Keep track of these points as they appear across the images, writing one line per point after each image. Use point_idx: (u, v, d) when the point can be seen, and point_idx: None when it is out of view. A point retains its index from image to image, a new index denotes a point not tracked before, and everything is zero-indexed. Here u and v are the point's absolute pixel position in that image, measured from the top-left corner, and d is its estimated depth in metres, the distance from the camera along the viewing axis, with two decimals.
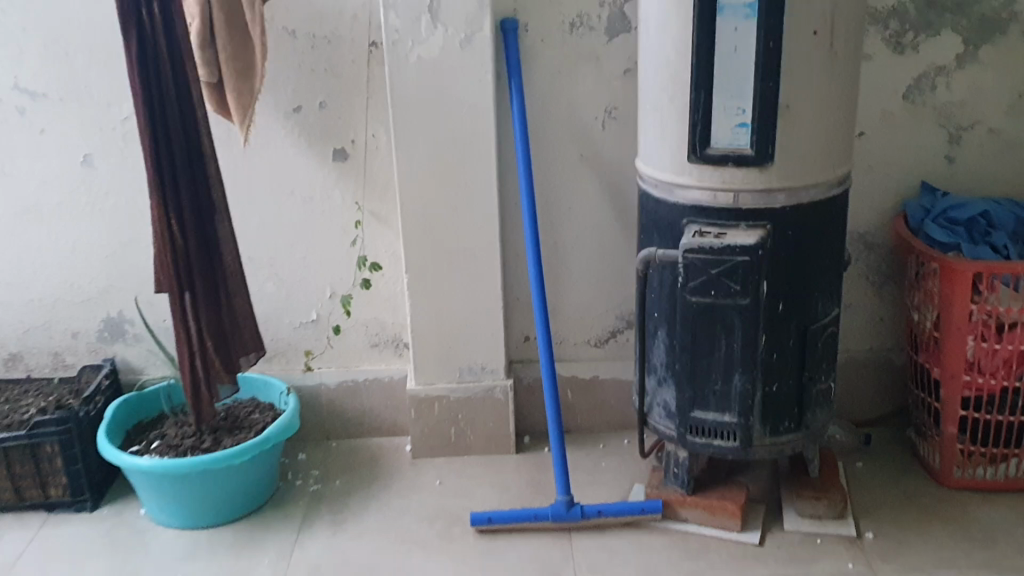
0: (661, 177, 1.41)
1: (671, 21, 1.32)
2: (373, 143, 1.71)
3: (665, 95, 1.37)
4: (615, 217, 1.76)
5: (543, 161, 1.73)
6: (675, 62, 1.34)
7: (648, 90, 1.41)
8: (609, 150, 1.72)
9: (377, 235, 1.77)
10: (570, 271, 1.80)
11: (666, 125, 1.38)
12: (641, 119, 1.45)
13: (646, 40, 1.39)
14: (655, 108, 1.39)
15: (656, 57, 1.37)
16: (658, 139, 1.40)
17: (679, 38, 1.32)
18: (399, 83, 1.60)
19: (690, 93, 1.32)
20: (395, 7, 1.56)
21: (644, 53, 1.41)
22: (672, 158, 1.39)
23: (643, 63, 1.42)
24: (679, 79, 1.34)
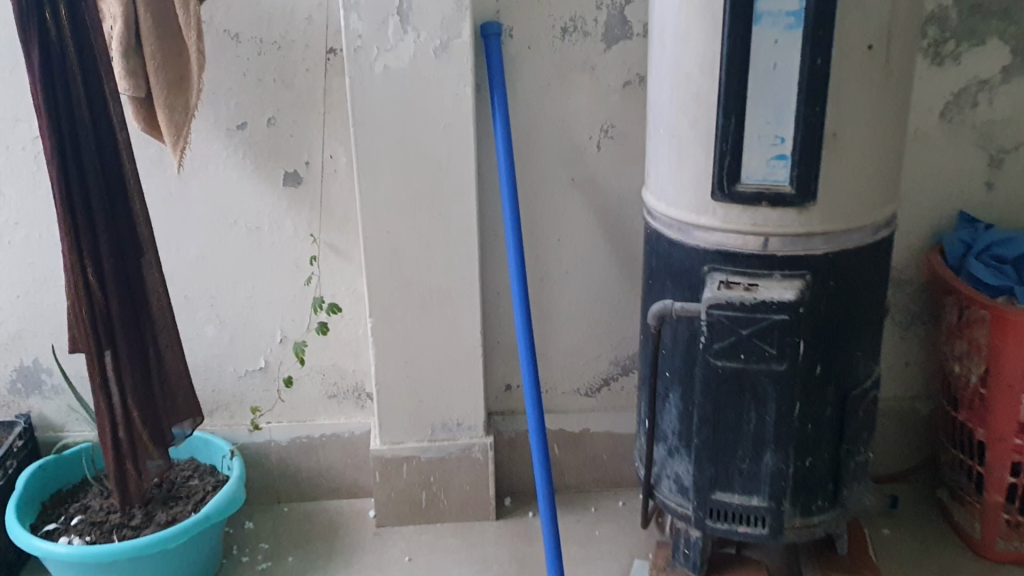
0: (678, 215, 1.19)
1: (693, 31, 1.10)
2: (331, 164, 1.47)
3: (684, 119, 1.14)
4: (610, 250, 1.54)
5: (528, 187, 1.50)
6: (697, 80, 1.11)
7: (661, 112, 1.18)
8: (604, 174, 1.49)
9: (336, 271, 1.53)
10: (559, 312, 1.57)
11: (684, 155, 1.16)
12: (651, 146, 1.23)
13: (659, 53, 1.17)
14: (671, 135, 1.17)
15: (673, 74, 1.14)
16: (673, 171, 1.18)
17: (704, 52, 1.09)
18: (361, 98, 1.36)
19: (717, 119, 1.10)
20: (358, 10, 1.31)
21: (655, 68, 1.18)
22: (691, 195, 1.17)
23: (655, 80, 1.19)
24: (702, 101, 1.11)
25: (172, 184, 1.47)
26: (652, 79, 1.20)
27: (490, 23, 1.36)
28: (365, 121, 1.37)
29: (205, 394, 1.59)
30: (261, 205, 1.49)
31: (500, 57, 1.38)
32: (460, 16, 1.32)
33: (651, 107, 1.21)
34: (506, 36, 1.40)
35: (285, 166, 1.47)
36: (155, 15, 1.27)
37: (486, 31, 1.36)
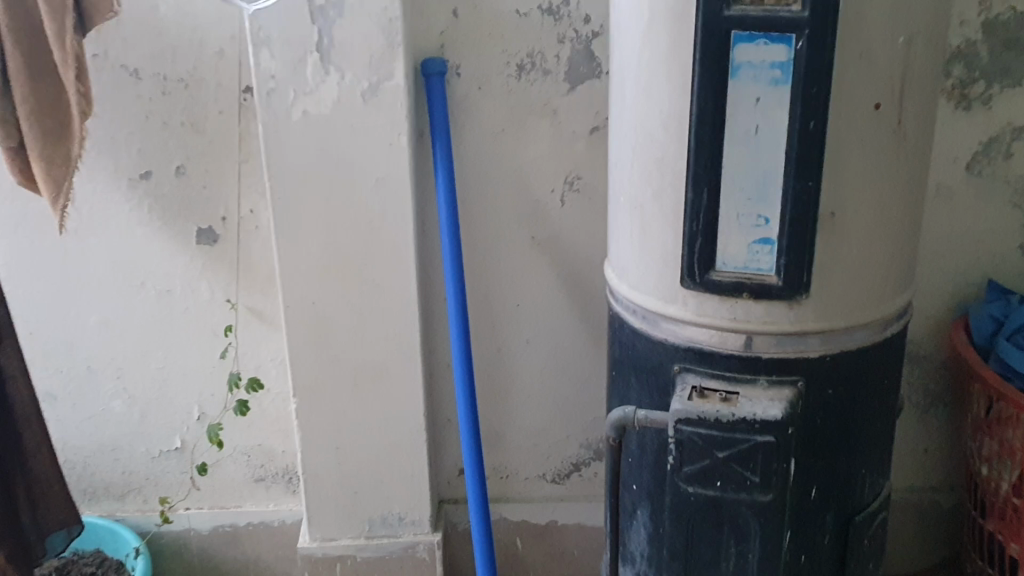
0: (642, 302, 0.97)
1: (659, 83, 0.89)
2: (251, 221, 1.26)
3: (649, 189, 0.93)
4: (578, 320, 1.32)
5: (482, 247, 1.29)
6: (664, 143, 0.90)
7: (623, 177, 0.97)
8: (569, 233, 1.28)
9: (260, 341, 1.32)
10: (519, 388, 1.36)
11: (649, 232, 0.94)
12: (613, 216, 1.02)
13: (621, 108, 0.96)
14: (634, 206, 0.95)
15: (636, 133, 0.93)
16: (637, 250, 0.97)
17: (671, 109, 0.89)
18: (277, 147, 1.15)
19: (686, 192, 0.89)
20: (270, 45, 1.11)
21: (617, 127, 0.97)
22: (658, 280, 0.95)
23: (616, 139, 0.98)
24: (671, 168, 0.90)
25: (67, 242, 1.27)
26: (614, 138, 0.99)
27: (432, 61, 1.17)
28: (283, 174, 1.16)
29: (115, 476, 1.39)
30: (170, 265, 1.28)
31: (445, 99, 1.18)
32: (392, 54, 1.11)
33: (613, 169, 1.00)
34: (453, 74, 1.21)
35: (197, 222, 1.26)
36: (26, 51, 1.07)
37: (427, 70, 1.16)
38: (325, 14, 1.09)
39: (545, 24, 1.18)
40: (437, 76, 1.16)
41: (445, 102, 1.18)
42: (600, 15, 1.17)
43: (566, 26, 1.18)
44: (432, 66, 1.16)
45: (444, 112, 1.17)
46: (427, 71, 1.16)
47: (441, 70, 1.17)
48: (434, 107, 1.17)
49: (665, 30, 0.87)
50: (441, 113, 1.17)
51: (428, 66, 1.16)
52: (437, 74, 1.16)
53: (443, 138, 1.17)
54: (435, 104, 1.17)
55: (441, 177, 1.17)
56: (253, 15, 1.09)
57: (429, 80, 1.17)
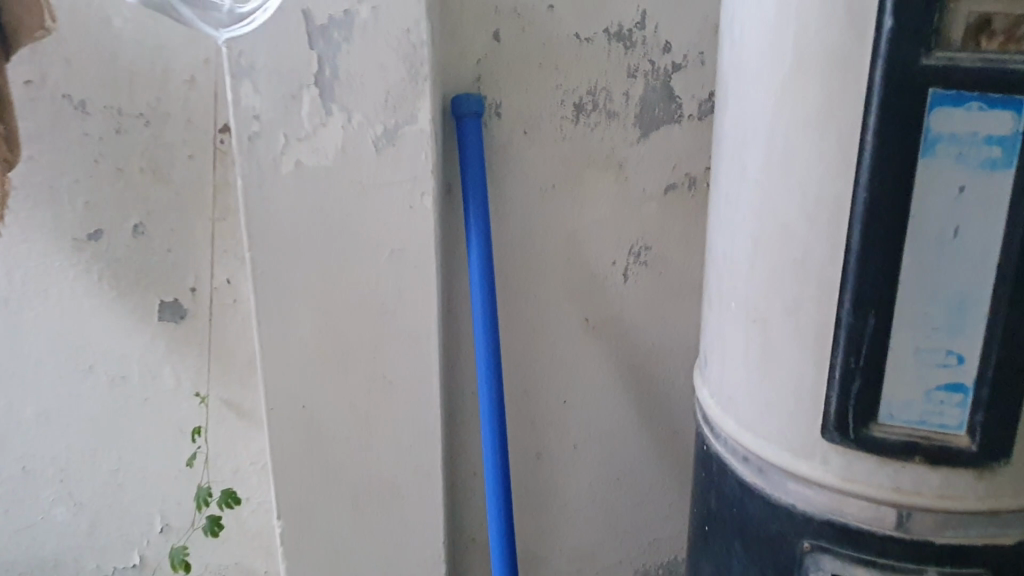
0: (754, 448, 0.70)
1: (804, 155, 0.62)
2: (227, 293, 0.99)
3: (779, 300, 0.66)
4: (638, 421, 1.06)
5: (521, 331, 1.01)
6: (807, 240, 0.63)
7: (735, 277, 0.70)
8: (632, 316, 1.01)
9: (236, 442, 1.05)
10: (561, 500, 1.09)
11: (775, 358, 0.67)
12: (712, 323, 0.75)
13: (736, 182, 0.69)
14: (752, 320, 0.69)
15: (760, 221, 0.66)
16: (754, 380, 0.70)
17: (815, 195, 0.62)
18: (261, 210, 0.87)
19: (837, 314, 0.62)
20: (253, 76, 0.83)
21: (728, 206, 0.71)
22: (785, 424, 0.68)
23: (724, 223, 0.71)
24: (816, 277, 0.63)
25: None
26: (720, 220, 0.73)
27: (465, 97, 0.90)
28: (269, 246, 0.89)
29: None
30: (125, 345, 1.02)
31: (481, 147, 0.91)
32: (416, 92, 0.84)
33: (714, 259, 0.75)
34: (491, 114, 0.94)
35: (159, 292, 0.99)
36: None
37: (460, 110, 0.90)
38: (327, 36, 0.82)
39: (613, 52, 0.91)
40: (471, 117, 0.90)
41: (480, 150, 0.91)
42: (683, 43, 0.91)
43: (640, 55, 0.91)
44: (466, 105, 0.90)
45: (479, 163, 0.90)
46: (459, 111, 0.90)
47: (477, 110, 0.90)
48: (466, 158, 0.90)
49: (819, 80, 0.59)
50: (476, 165, 0.90)
51: (460, 105, 0.90)
52: (472, 115, 0.90)
53: (477, 198, 0.90)
54: (468, 154, 0.90)
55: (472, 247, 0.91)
56: (229, 38, 0.81)
57: (462, 122, 0.90)
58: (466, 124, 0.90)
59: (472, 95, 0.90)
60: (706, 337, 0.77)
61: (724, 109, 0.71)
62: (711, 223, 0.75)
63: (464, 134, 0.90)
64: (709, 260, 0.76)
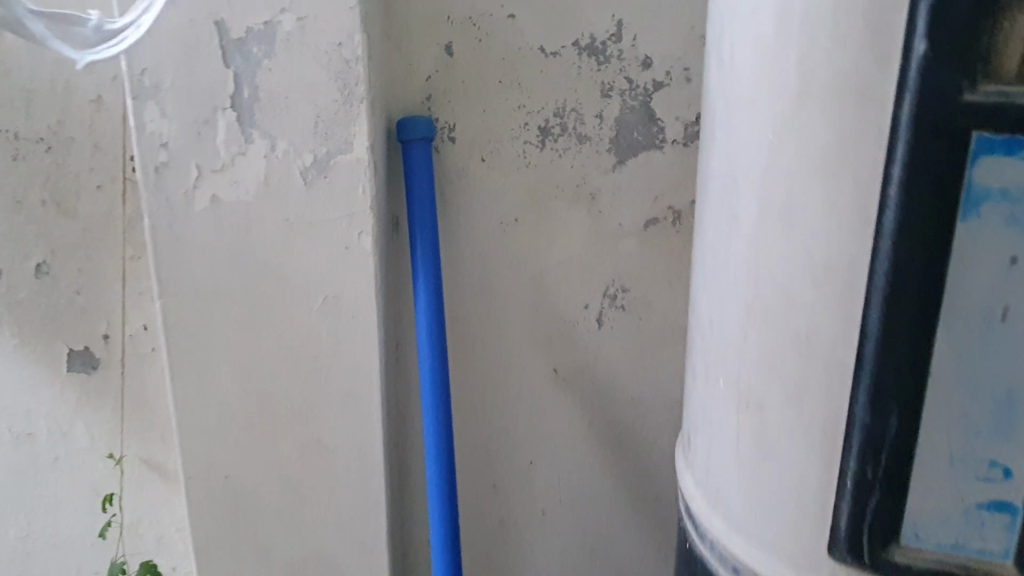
0: (750, 557, 0.59)
1: (807, 210, 0.50)
2: (144, 341, 0.87)
3: (779, 385, 0.54)
4: (615, 480, 0.94)
5: (482, 382, 0.90)
6: (814, 316, 0.51)
7: (725, 348, 0.58)
8: (607, 365, 0.89)
9: (156, 506, 0.93)
10: (529, 569, 0.98)
11: (774, 449, 0.56)
12: (696, 393, 0.63)
13: (724, 233, 0.57)
14: (747, 403, 0.57)
15: (754, 285, 0.54)
16: (748, 470, 0.58)
17: (819, 259, 0.50)
18: (173, 254, 0.75)
19: (852, 413, 0.51)
20: (158, 96, 0.70)
21: (714, 260, 0.59)
22: (789, 528, 0.57)
23: (710, 280, 0.60)
24: (826, 359, 0.52)
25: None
26: (705, 275, 0.61)
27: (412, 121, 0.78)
28: (184, 294, 0.76)
29: None
30: (29, 400, 0.88)
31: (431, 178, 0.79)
32: (351, 115, 0.72)
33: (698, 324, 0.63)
34: (443, 138, 0.81)
35: (67, 340, 0.86)
36: None
37: (406, 136, 0.77)
38: (245, 51, 0.69)
39: (583, 67, 0.79)
40: (419, 143, 0.78)
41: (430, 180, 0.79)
42: (666, 57, 0.79)
43: (615, 71, 0.79)
44: (411, 130, 0.77)
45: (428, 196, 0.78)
46: (405, 137, 0.77)
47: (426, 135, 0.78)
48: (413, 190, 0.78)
49: (828, 118, 0.47)
50: (424, 199, 0.78)
51: (405, 130, 0.77)
52: (420, 141, 0.78)
53: (425, 238, 0.78)
54: (415, 186, 0.78)
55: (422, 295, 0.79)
56: (128, 52, 0.69)
57: (408, 148, 0.78)
58: (413, 152, 0.78)
59: (419, 118, 0.78)
60: (687, 406, 0.66)
61: (709, 142, 0.59)
62: (695, 274, 0.63)
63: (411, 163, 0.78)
64: (693, 318, 0.64)
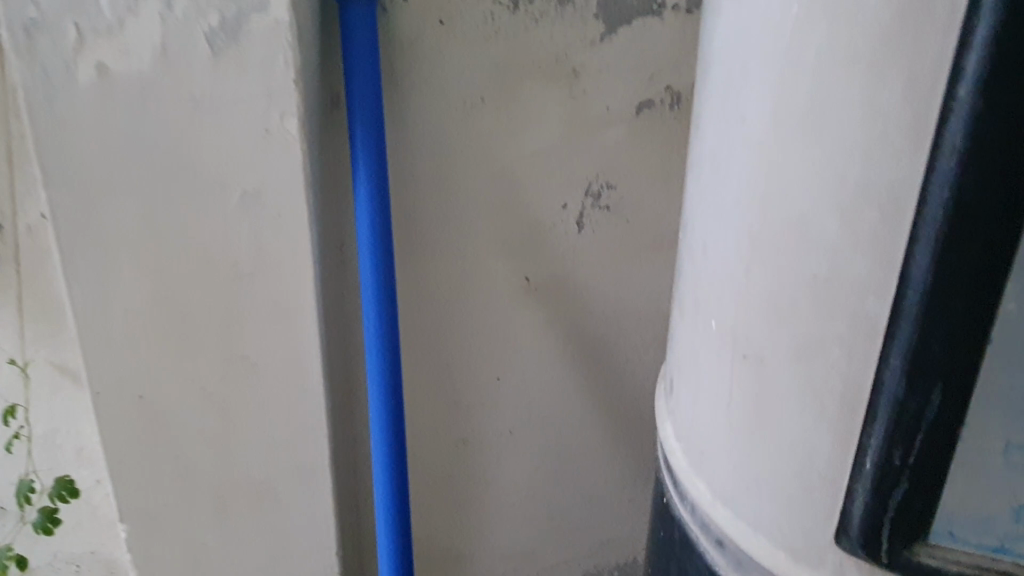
0: (735, 537, 0.48)
1: (839, 108, 0.36)
2: (43, 233, 0.74)
3: (783, 333, 0.42)
4: (590, 398, 0.84)
5: (442, 288, 0.77)
6: (839, 251, 0.38)
7: (718, 280, 0.45)
8: (587, 272, 0.78)
9: (65, 413, 0.82)
10: (491, 491, 0.88)
11: (773, 416, 0.44)
12: (681, 326, 0.51)
13: (726, 131, 0.43)
14: (741, 353, 0.45)
15: (761, 203, 0.41)
16: (736, 433, 0.47)
17: (848, 176, 0.37)
18: (55, 136, 0.61)
19: (877, 380, 0.39)
20: None
21: (712, 165, 0.46)
22: (784, 509, 0.45)
23: (706, 189, 0.46)
24: (852, 309, 0.39)
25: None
26: (700, 180, 0.48)
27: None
28: (74, 184, 0.63)
29: None
30: None
31: (376, 43, 0.65)
32: None
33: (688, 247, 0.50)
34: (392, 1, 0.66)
35: None
36: None
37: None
38: None
39: None
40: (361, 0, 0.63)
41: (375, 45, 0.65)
42: None
43: None
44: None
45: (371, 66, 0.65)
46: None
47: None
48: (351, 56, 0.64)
49: None
50: (366, 69, 0.64)
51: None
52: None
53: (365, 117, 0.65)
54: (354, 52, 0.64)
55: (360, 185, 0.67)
56: None
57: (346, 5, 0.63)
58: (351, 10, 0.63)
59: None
60: (671, 338, 0.54)
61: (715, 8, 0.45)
62: (689, 178, 0.50)
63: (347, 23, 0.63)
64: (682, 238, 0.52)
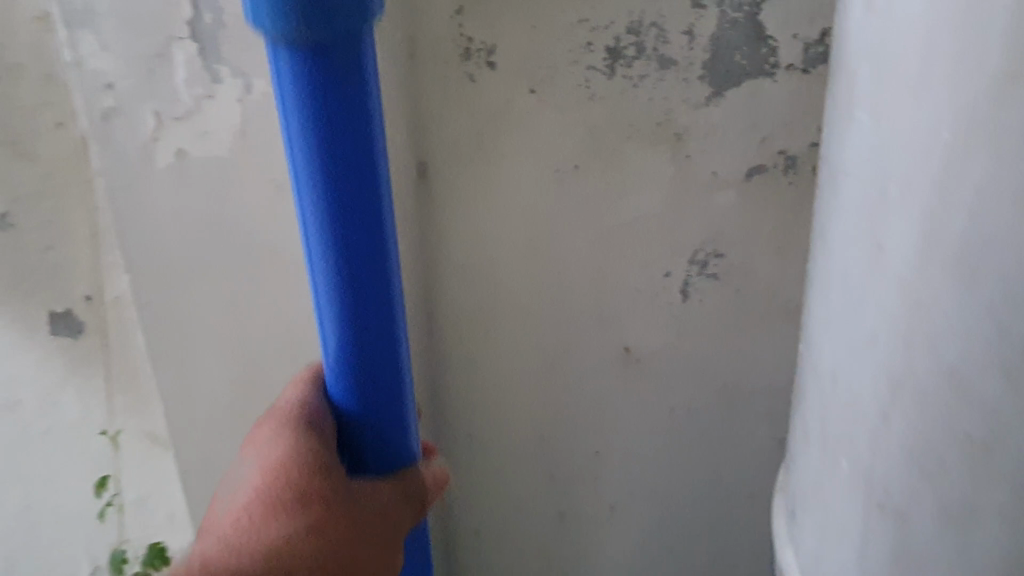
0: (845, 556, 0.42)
1: (898, 130, 0.33)
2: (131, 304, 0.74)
3: (864, 340, 0.38)
4: (701, 475, 0.79)
5: (540, 359, 0.74)
6: (953, 75, 0.30)
7: (833, 298, 0.41)
8: (693, 344, 0.72)
9: (148, 469, 0.81)
10: (592, 563, 0.84)
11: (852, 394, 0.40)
12: (835, 422, 0.41)
13: (851, 68, 0.37)
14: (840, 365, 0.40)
15: (870, 241, 0.36)
16: (946, 426, 0.34)
17: (902, 191, 0.34)
18: (139, 216, 0.59)
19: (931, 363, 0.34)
20: (96, 22, 0.52)
21: (838, 143, 0.39)
22: (851, 442, 0.40)
23: (847, 218, 0.39)
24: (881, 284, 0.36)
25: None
26: (829, 221, 0.41)
27: None
28: (155, 276, 0.61)
29: None
30: (7, 365, 0.75)
31: (379, 102, 0.42)
32: None
33: (811, 293, 0.44)
34: (458, 46, 0.61)
35: (43, 303, 0.73)
36: None
37: (258, 26, 0.38)
38: None
39: None
40: (314, 49, 0.38)
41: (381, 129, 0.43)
42: None
43: None
44: (330, 15, 0.37)
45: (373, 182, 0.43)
46: (257, 19, 0.38)
47: (339, 33, 0.38)
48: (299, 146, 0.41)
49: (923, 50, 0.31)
50: (346, 192, 0.42)
51: None
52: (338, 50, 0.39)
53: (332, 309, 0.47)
54: (344, 197, 0.43)
55: (332, 387, 0.51)
56: None
57: (286, 84, 0.40)
58: (286, 61, 0.39)
59: None
60: (817, 482, 0.44)
61: (838, 17, 0.41)
62: (818, 260, 0.43)
63: (309, 111, 0.40)
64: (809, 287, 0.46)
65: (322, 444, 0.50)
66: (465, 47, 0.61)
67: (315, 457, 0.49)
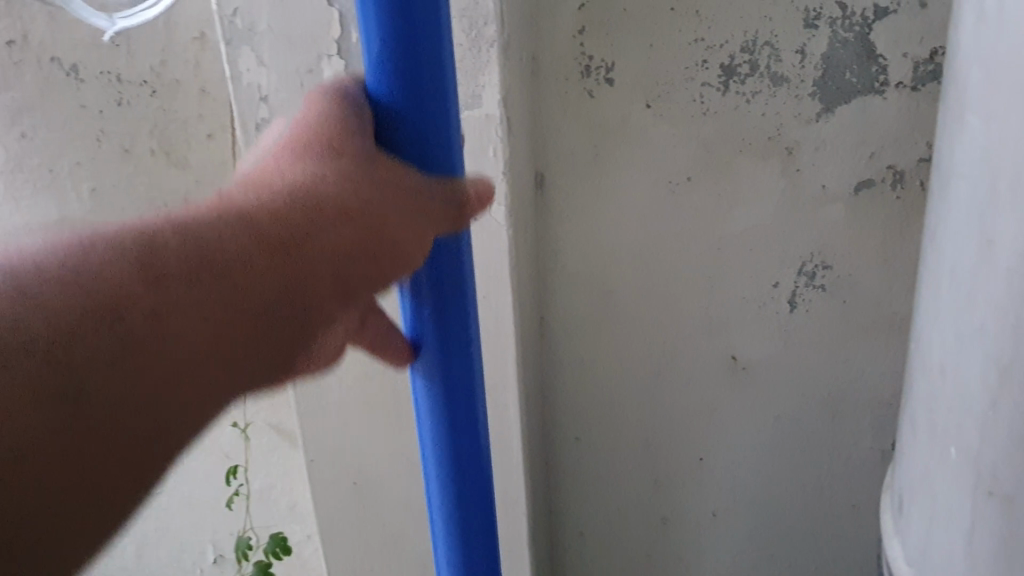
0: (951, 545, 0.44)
1: (1005, 128, 0.36)
2: None
3: (970, 331, 0.40)
4: (805, 487, 0.80)
5: (647, 365, 0.77)
6: None
7: (942, 292, 0.43)
8: (798, 354, 0.74)
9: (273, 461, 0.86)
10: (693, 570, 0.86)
11: (959, 384, 0.42)
12: (942, 413, 0.43)
13: (965, 73, 0.40)
14: (948, 356, 0.42)
15: (978, 236, 0.39)
16: None
17: (1007, 186, 0.36)
18: None
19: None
20: (255, 41, 0.58)
21: (948, 145, 0.42)
22: (957, 432, 0.42)
23: (954, 215, 0.41)
24: (987, 275, 0.38)
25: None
26: (939, 219, 0.44)
27: None
28: None
29: None
30: None
31: None
32: (479, 60, 0.58)
33: (921, 289, 0.47)
34: (579, 65, 0.66)
35: None
36: None
37: None
38: None
39: None
40: None
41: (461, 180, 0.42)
42: None
43: None
44: None
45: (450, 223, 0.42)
46: None
47: None
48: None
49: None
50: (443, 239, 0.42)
51: None
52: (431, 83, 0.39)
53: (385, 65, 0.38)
54: None
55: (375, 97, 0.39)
56: None
57: None
58: None
59: None
60: (924, 472, 0.46)
61: (951, 27, 0.44)
62: (927, 252, 0.46)
63: None
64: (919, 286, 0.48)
65: (360, 139, 0.39)
66: (585, 64, 0.66)
67: (341, 142, 0.39)
